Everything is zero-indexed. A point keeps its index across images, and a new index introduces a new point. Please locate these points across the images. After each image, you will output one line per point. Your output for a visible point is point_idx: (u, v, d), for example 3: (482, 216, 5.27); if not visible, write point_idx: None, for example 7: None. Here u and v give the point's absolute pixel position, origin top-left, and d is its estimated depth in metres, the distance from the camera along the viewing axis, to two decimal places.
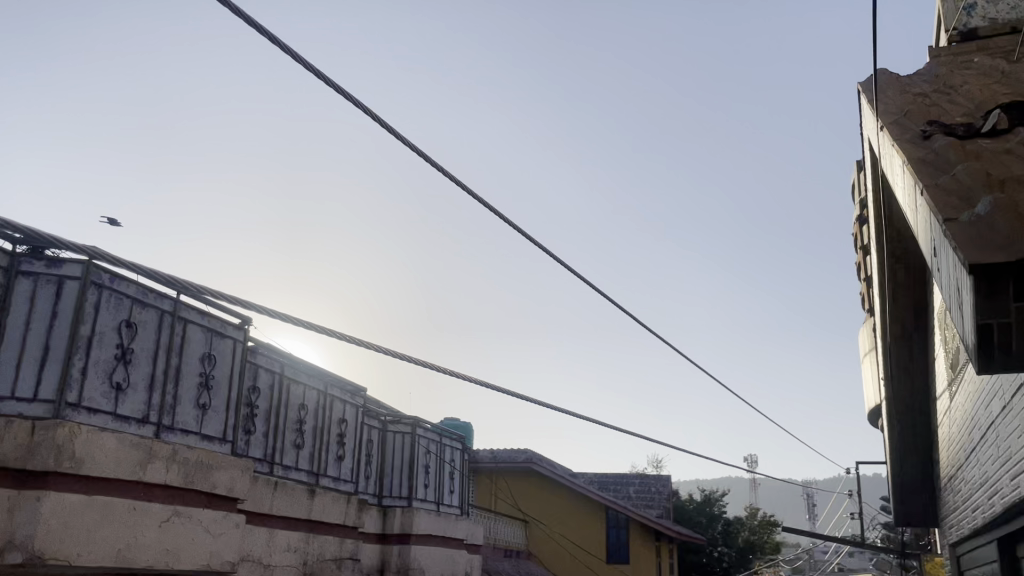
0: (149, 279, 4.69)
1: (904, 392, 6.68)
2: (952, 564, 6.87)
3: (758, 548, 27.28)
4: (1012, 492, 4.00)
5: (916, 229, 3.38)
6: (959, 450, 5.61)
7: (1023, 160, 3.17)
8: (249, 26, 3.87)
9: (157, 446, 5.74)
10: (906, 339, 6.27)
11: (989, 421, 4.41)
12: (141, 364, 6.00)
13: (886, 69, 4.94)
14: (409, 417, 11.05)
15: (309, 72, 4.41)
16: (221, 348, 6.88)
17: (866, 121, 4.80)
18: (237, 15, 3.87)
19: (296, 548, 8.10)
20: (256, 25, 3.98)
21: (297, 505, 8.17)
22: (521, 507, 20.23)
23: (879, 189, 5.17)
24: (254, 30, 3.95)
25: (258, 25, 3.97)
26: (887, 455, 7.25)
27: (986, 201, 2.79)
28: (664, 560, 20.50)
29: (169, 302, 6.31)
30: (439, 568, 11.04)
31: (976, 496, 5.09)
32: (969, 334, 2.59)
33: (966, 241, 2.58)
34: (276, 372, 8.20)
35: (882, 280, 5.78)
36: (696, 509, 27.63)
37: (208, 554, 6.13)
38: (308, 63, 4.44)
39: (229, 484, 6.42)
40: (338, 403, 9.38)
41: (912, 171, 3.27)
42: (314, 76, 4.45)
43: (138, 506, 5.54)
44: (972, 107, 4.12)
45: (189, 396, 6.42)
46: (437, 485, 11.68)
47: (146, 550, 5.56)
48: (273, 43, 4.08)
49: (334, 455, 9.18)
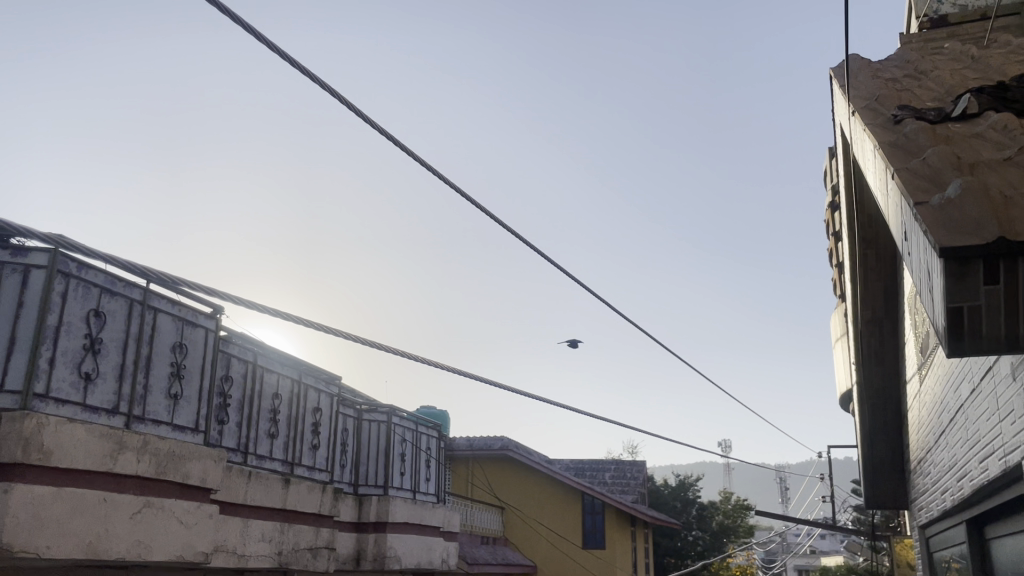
0: (119, 267, 4.59)
1: (876, 376, 6.74)
2: (923, 546, 6.95)
3: (732, 532, 27.58)
4: (981, 475, 4.04)
5: (887, 214, 3.38)
6: (929, 434, 5.67)
7: (992, 144, 3.18)
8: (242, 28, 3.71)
9: (128, 437, 5.65)
10: (877, 324, 6.33)
11: (958, 404, 4.45)
12: (110, 354, 5.90)
13: (858, 54, 4.96)
14: (384, 405, 11.00)
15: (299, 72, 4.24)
16: (192, 337, 6.78)
17: (838, 107, 4.81)
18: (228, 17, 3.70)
19: (271, 538, 8.04)
20: (248, 26, 3.80)
21: (271, 494, 8.10)
22: (497, 494, 20.30)
23: (850, 175, 5.19)
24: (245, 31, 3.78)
25: (250, 26, 3.79)
26: (858, 440, 7.32)
27: (956, 183, 2.79)
28: (640, 545, 20.64)
29: (138, 291, 6.20)
30: (416, 556, 11.02)
31: (946, 478, 5.15)
32: (938, 317, 2.59)
33: (938, 224, 2.58)
34: (249, 361, 8.11)
35: (853, 265, 5.81)
36: (671, 494, 28.02)
37: (180, 545, 6.06)
38: (297, 62, 4.26)
39: (202, 473, 6.34)
40: (313, 392, 9.30)
41: (883, 156, 3.28)
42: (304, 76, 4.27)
43: (110, 497, 5.45)
44: (942, 92, 4.14)
45: (160, 386, 6.32)
46: (413, 473, 11.64)
47: (118, 542, 5.48)
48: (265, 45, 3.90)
49: (309, 444, 9.11)
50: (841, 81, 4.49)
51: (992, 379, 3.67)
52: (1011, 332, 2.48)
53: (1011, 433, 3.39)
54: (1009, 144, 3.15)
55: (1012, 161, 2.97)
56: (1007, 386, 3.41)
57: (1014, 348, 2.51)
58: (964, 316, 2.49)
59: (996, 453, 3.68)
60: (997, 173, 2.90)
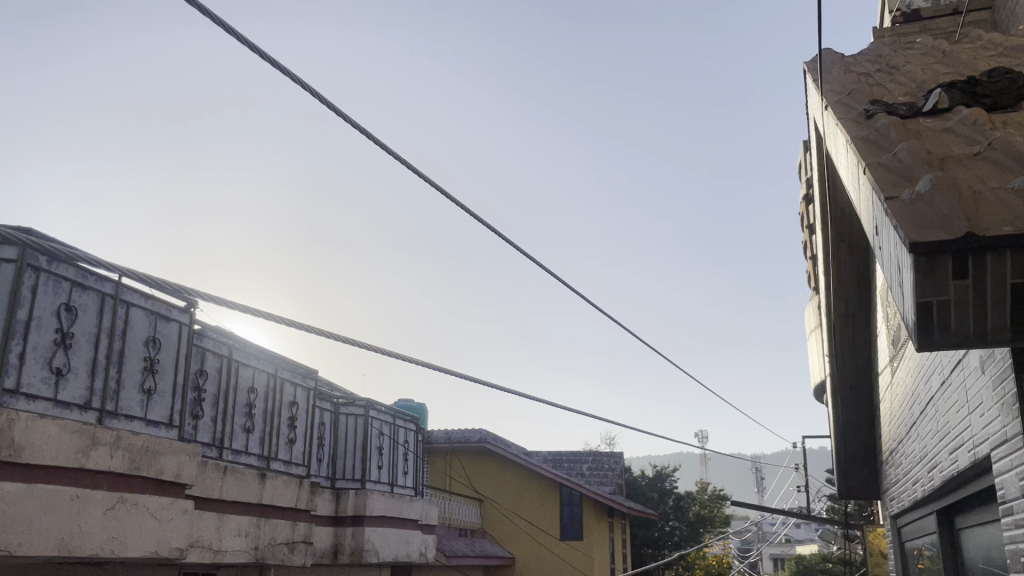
0: (92, 262, 4.52)
1: (849, 368, 6.81)
2: (894, 534, 7.03)
3: (709, 522, 27.79)
4: (951, 466, 4.09)
5: (859, 209, 3.40)
6: (900, 425, 5.73)
7: (961, 139, 3.20)
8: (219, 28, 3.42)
9: (101, 432, 5.58)
10: (851, 317, 6.38)
11: (928, 395, 4.50)
12: (81, 349, 5.82)
13: (831, 50, 4.98)
14: (362, 399, 10.96)
15: (281, 73, 3.95)
16: (166, 331, 6.70)
17: (811, 101, 4.83)
18: (206, 17, 3.42)
19: (247, 533, 7.98)
20: (224, 26, 3.51)
21: (247, 489, 8.04)
22: (475, 486, 20.32)
23: (824, 169, 5.22)
24: (223, 32, 3.49)
25: (227, 26, 3.50)
26: (832, 430, 7.39)
27: (927, 178, 2.80)
28: (617, 536, 20.76)
29: (110, 285, 6.12)
30: (393, 549, 11.00)
31: (916, 469, 5.21)
32: (908, 312, 2.62)
33: (908, 219, 2.59)
34: (223, 355, 8.04)
35: (826, 258, 5.86)
36: (648, 485, 28.20)
37: (154, 541, 6.00)
38: (278, 62, 3.97)
39: (176, 469, 6.27)
40: (289, 386, 9.24)
41: (855, 151, 3.29)
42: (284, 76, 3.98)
43: (82, 494, 5.37)
44: (914, 86, 4.17)
45: (133, 381, 6.25)
46: (391, 466, 11.63)
47: (91, 539, 5.42)
48: (242, 44, 3.62)
49: (285, 438, 9.05)
50: (815, 76, 4.51)
51: (961, 371, 3.71)
52: (980, 325, 2.51)
53: (981, 424, 3.43)
54: (979, 139, 3.17)
55: (981, 156, 3.00)
56: (976, 380, 3.44)
57: (983, 342, 2.53)
58: (933, 310, 2.51)
59: (965, 445, 3.73)
60: (966, 168, 2.92)
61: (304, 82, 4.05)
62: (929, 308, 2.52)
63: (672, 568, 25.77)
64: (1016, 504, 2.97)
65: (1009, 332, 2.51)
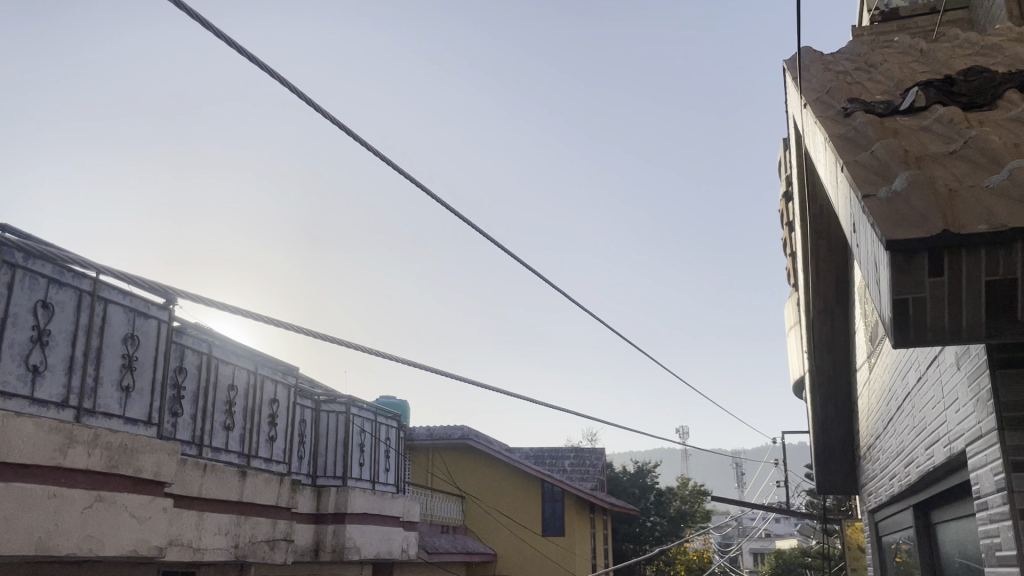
0: (70, 260, 4.47)
1: (828, 364, 6.87)
2: (872, 529, 7.10)
3: (689, 517, 27.95)
4: (928, 461, 4.13)
5: (837, 205, 3.42)
6: (878, 421, 5.79)
7: (938, 138, 3.22)
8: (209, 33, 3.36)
9: (78, 430, 5.52)
10: (829, 313, 6.43)
11: (905, 390, 4.53)
12: (58, 346, 5.76)
13: (810, 48, 5.01)
14: (343, 396, 10.93)
15: (275, 81, 3.89)
16: (145, 328, 6.64)
17: (791, 99, 4.86)
18: (196, 21, 3.35)
19: (227, 531, 7.93)
20: (215, 30, 3.45)
21: (227, 487, 7.99)
22: (457, 482, 20.32)
23: (803, 167, 5.25)
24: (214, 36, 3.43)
25: (217, 31, 3.44)
26: (810, 425, 7.45)
27: (903, 176, 2.82)
28: (599, 532, 20.84)
29: (87, 282, 6.06)
30: (375, 546, 10.98)
31: (894, 464, 5.25)
32: (884, 309, 2.64)
33: (885, 217, 2.61)
34: (203, 352, 7.99)
35: (805, 255, 5.90)
36: (629, 481, 28.32)
37: (133, 540, 5.96)
38: (273, 71, 3.90)
39: (155, 467, 6.22)
40: (270, 383, 9.19)
41: (833, 149, 3.31)
42: (280, 85, 3.91)
43: (59, 492, 5.32)
44: (892, 85, 4.20)
45: (111, 378, 6.19)
46: (372, 463, 11.59)
47: (68, 539, 5.37)
48: (233, 49, 3.57)
49: (265, 436, 9.00)
50: (794, 74, 4.53)
51: (937, 367, 3.75)
52: (955, 321, 2.53)
53: (956, 420, 3.47)
54: (955, 138, 3.20)
55: (957, 154, 3.02)
56: (952, 376, 3.48)
57: (958, 338, 2.56)
58: (909, 306, 2.54)
59: (941, 440, 3.77)
60: (943, 166, 2.94)
61: (295, 88, 3.97)
62: (905, 305, 2.55)
63: (653, 563, 25.89)
64: (990, 498, 3.01)
65: (984, 328, 2.54)
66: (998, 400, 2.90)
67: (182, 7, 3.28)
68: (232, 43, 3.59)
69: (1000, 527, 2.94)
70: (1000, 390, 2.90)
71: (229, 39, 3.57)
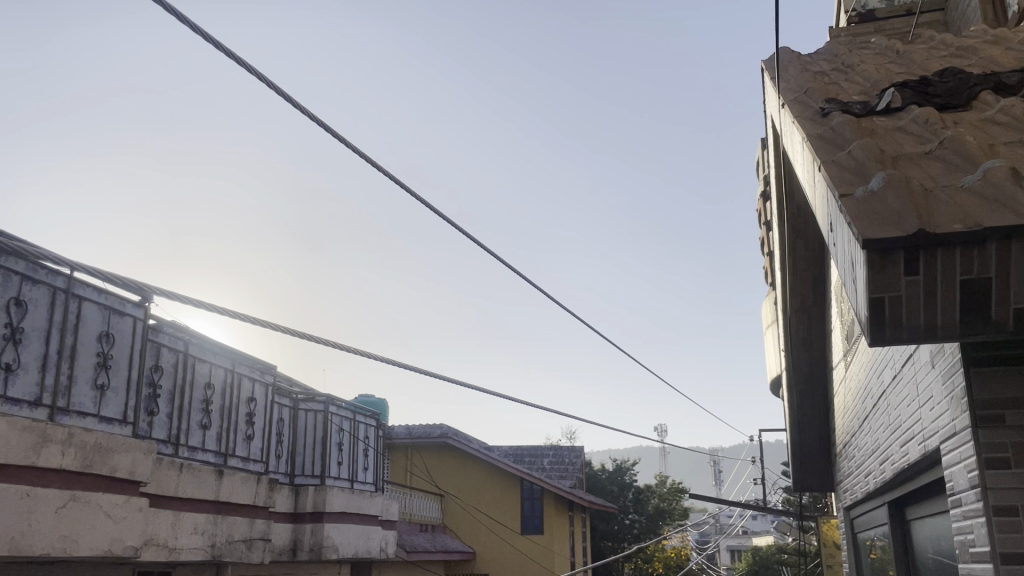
0: (44, 257, 4.41)
1: (804, 361, 6.92)
2: (848, 526, 7.16)
3: (668, 515, 28.08)
4: (902, 458, 4.17)
5: (813, 205, 3.45)
6: (853, 419, 5.84)
7: (914, 138, 3.25)
8: (192, 33, 3.32)
9: (52, 429, 5.45)
10: (806, 312, 6.48)
11: (881, 389, 4.57)
12: (32, 344, 5.69)
13: (788, 47, 5.04)
14: (322, 395, 10.89)
15: (260, 82, 3.85)
16: (120, 326, 6.57)
17: (768, 99, 4.89)
18: (179, 21, 3.31)
19: (203, 531, 7.87)
20: (199, 31, 3.42)
21: (203, 486, 7.93)
22: (436, 481, 20.29)
23: (781, 166, 5.29)
24: (198, 36, 3.40)
25: (201, 31, 3.41)
26: (787, 422, 7.51)
27: (879, 176, 2.84)
28: (577, 530, 20.91)
29: (61, 279, 5.98)
30: (353, 546, 10.93)
31: (869, 461, 5.30)
32: (860, 308, 2.67)
33: (861, 216, 2.63)
34: (180, 350, 7.92)
35: (783, 254, 5.94)
36: (608, 479, 28.43)
37: (107, 540, 5.90)
38: (258, 72, 3.86)
39: (130, 466, 6.16)
40: (247, 381, 9.13)
41: (810, 148, 3.33)
42: (265, 86, 3.88)
43: (33, 492, 5.26)
44: (868, 85, 4.24)
45: (86, 376, 6.12)
46: (351, 462, 11.55)
47: (42, 538, 5.31)
48: (217, 49, 3.53)
49: (242, 435, 8.92)
50: (772, 74, 4.56)
51: (912, 366, 3.79)
52: (930, 321, 2.56)
53: (931, 417, 3.50)
54: (930, 138, 3.23)
55: (932, 155, 3.05)
56: (927, 374, 3.52)
57: (933, 337, 2.58)
58: (884, 305, 2.57)
59: (916, 437, 3.80)
60: (918, 166, 2.97)
61: (281, 90, 3.94)
62: (881, 304, 2.57)
63: (631, 561, 26.00)
64: (964, 496, 3.04)
65: (958, 328, 2.57)
66: (972, 397, 2.93)
67: (166, 6, 3.24)
68: (218, 45, 3.56)
69: (973, 524, 2.97)
70: (974, 388, 2.94)
71: (215, 41, 3.54)
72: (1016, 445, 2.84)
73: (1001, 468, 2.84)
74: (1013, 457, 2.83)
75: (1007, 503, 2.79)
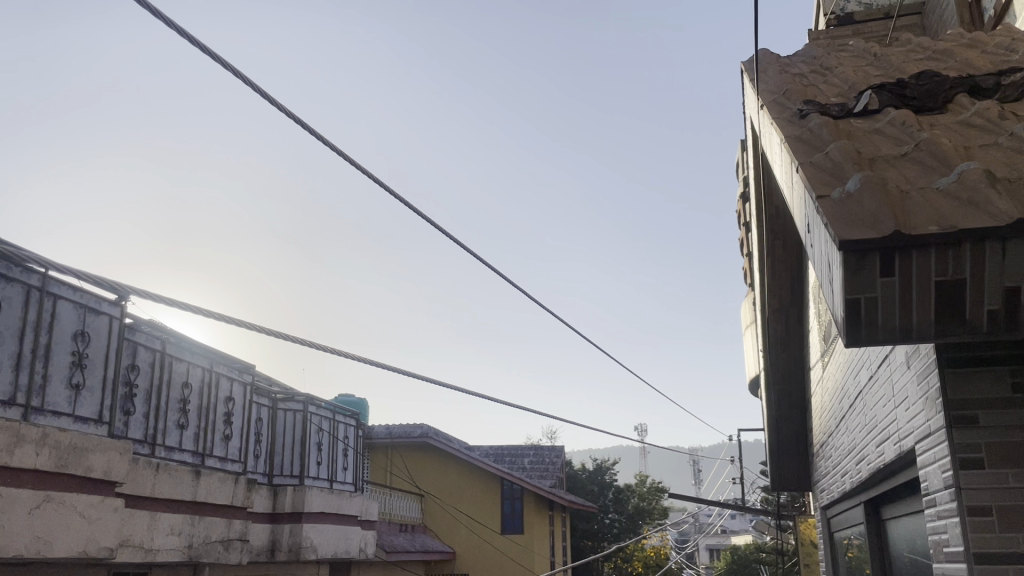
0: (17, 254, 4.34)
1: (782, 362, 6.96)
2: (825, 525, 7.20)
3: (647, 514, 28.16)
4: (878, 458, 4.20)
5: (791, 205, 3.46)
6: (830, 419, 5.88)
7: (890, 140, 3.27)
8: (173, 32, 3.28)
9: (27, 429, 5.38)
10: (784, 313, 6.51)
11: (857, 389, 4.60)
12: (5, 343, 5.60)
13: (767, 50, 5.06)
14: (301, 394, 10.84)
15: (242, 83, 3.81)
16: (96, 325, 6.49)
17: (747, 100, 4.91)
18: (160, 21, 3.27)
19: (180, 531, 7.79)
20: (180, 30, 3.38)
21: (180, 486, 7.86)
22: (416, 481, 20.23)
23: (759, 167, 5.31)
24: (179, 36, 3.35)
25: (182, 30, 3.37)
26: (765, 422, 7.55)
27: (856, 177, 2.85)
28: (557, 529, 20.92)
29: (36, 277, 5.90)
30: (332, 546, 10.87)
31: (845, 461, 5.34)
32: (837, 308, 2.68)
33: (838, 217, 2.64)
34: (157, 349, 7.84)
35: (761, 255, 5.97)
36: (588, 478, 28.50)
37: (82, 541, 5.83)
38: (241, 73, 3.83)
39: (106, 466, 6.08)
40: (225, 381, 9.05)
41: (788, 150, 3.34)
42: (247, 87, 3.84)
43: (6, 493, 5.18)
44: (845, 87, 4.27)
45: (60, 376, 6.04)
46: (330, 462, 11.48)
47: (14, 539, 5.23)
48: (199, 50, 3.49)
49: (220, 435, 8.84)
50: (751, 76, 4.58)
51: (888, 367, 3.81)
52: (905, 321, 2.58)
53: (906, 418, 3.52)
54: (905, 140, 3.25)
55: (908, 157, 3.07)
56: (902, 374, 3.54)
57: (908, 338, 2.60)
58: (860, 306, 2.59)
59: (892, 437, 3.83)
60: (894, 168, 2.98)
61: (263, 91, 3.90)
62: (857, 304, 2.59)
63: (611, 560, 26.04)
64: (938, 495, 3.06)
65: (933, 328, 2.58)
66: (947, 397, 2.95)
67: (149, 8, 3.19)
68: (201, 46, 3.51)
69: (947, 523, 2.99)
70: (949, 388, 2.96)
71: (198, 42, 3.49)
72: (989, 445, 2.86)
73: (974, 469, 2.86)
74: (986, 457, 2.86)
75: (980, 503, 2.81)
